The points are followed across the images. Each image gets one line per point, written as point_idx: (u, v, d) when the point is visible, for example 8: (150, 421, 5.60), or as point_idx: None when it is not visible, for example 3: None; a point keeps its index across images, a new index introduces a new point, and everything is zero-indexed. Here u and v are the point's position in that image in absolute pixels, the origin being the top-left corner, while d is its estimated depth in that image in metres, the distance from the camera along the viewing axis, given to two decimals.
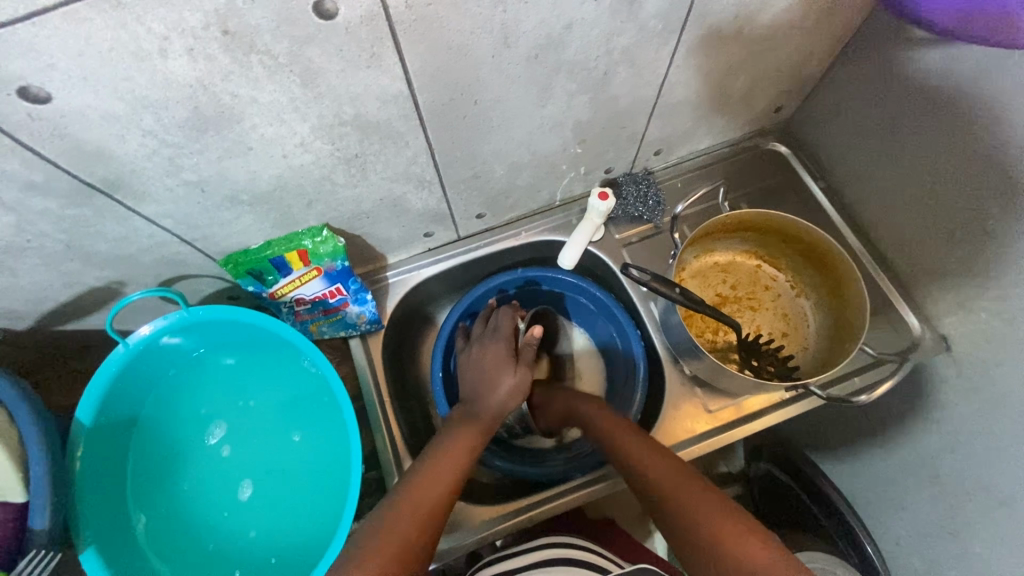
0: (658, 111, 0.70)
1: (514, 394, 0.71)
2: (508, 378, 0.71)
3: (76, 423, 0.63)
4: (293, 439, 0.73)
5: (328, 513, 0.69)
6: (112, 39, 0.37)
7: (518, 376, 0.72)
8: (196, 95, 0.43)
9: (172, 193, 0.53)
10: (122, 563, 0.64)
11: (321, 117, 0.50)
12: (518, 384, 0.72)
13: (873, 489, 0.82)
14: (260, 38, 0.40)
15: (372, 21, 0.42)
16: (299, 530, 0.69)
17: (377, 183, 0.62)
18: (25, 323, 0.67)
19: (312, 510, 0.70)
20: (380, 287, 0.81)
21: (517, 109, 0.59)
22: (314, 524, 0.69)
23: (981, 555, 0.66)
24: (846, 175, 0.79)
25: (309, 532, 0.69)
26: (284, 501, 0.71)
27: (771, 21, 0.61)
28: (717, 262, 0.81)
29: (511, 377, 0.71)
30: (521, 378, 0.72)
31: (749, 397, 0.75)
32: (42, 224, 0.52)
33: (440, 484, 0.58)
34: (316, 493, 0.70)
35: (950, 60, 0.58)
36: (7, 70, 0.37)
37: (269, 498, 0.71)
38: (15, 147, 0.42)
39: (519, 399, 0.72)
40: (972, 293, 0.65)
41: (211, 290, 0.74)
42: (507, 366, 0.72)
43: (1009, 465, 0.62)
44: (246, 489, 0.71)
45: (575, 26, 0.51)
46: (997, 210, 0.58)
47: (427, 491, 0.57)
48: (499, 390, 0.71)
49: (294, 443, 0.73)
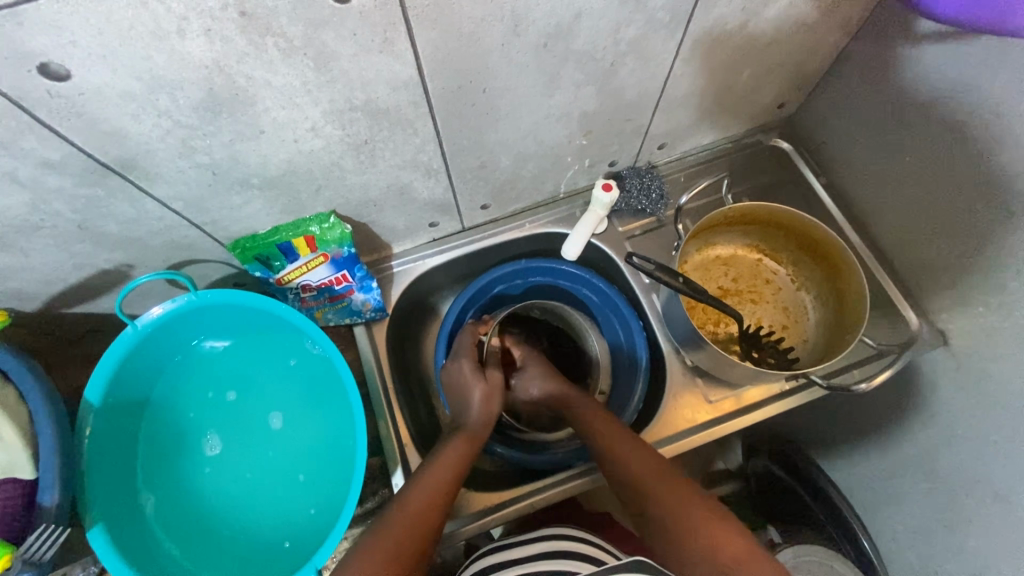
0: (663, 104, 0.71)
1: (486, 400, 0.73)
2: (476, 388, 0.74)
3: (85, 403, 0.64)
4: (300, 399, 0.74)
5: (337, 484, 0.70)
6: (132, 18, 0.37)
7: (487, 386, 0.74)
8: (212, 76, 0.43)
9: (184, 175, 0.54)
10: (130, 543, 0.65)
11: (332, 102, 0.50)
12: (491, 392, 0.74)
13: (871, 485, 0.83)
14: (277, 20, 0.41)
15: (385, 5, 0.43)
16: (310, 504, 0.70)
17: (384, 170, 0.63)
18: (34, 305, 0.68)
19: (322, 484, 0.71)
20: (385, 276, 0.82)
21: (524, 98, 0.60)
22: (328, 487, 0.70)
23: (976, 548, 0.66)
24: (847, 172, 0.80)
25: (324, 496, 0.70)
26: (296, 466, 0.72)
27: (776, 17, 0.62)
28: (718, 255, 0.81)
29: (479, 387, 0.74)
30: (493, 387, 0.75)
31: (748, 388, 0.76)
32: (56, 204, 0.52)
33: (435, 489, 0.61)
34: (329, 455, 0.72)
35: (950, 57, 0.59)
36: (28, 46, 0.37)
37: (283, 465, 0.72)
38: (33, 124, 0.43)
39: (495, 402, 0.74)
40: (971, 289, 0.65)
41: (219, 275, 0.75)
42: (474, 376, 0.75)
43: (1005, 456, 0.63)
44: (267, 449, 0.72)
45: (584, 17, 0.52)
46: (995, 207, 0.59)
47: (428, 494, 0.60)
48: (473, 399, 0.73)
49: (302, 403, 0.74)
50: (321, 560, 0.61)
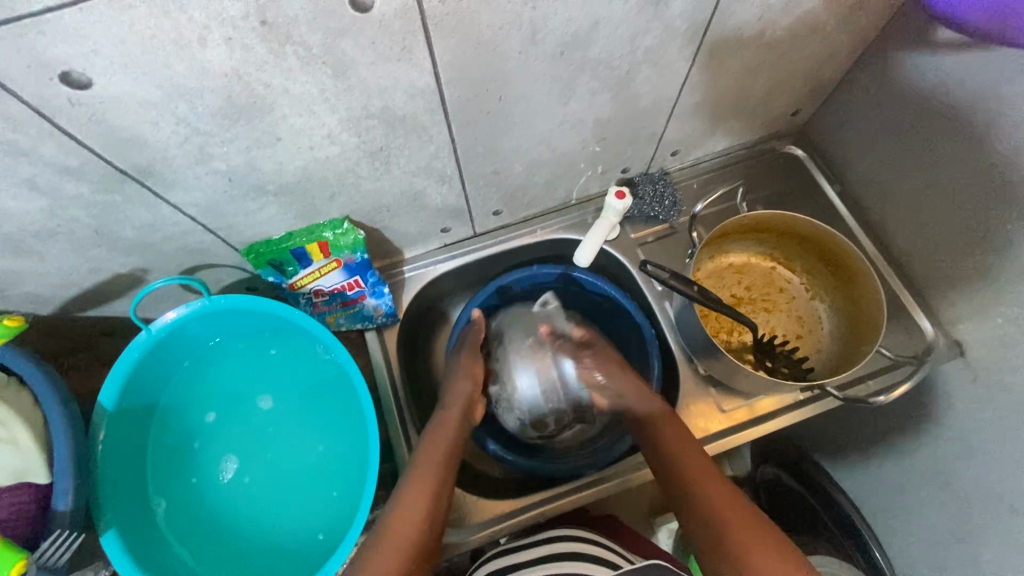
0: (677, 111, 0.70)
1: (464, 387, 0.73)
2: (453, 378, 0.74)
3: (99, 407, 0.64)
4: (309, 401, 0.74)
5: (350, 477, 0.71)
6: (154, 27, 0.37)
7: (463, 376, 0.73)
8: (231, 84, 0.43)
9: (201, 181, 0.54)
10: (141, 549, 0.65)
11: (350, 109, 0.50)
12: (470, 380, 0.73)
13: (884, 496, 0.82)
14: (296, 29, 0.41)
15: (405, 14, 0.43)
16: (328, 494, 0.71)
17: (399, 177, 0.63)
18: (48, 309, 0.68)
19: (336, 477, 0.71)
20: (397, 281, 0.82)
21: (540, 105, 0.59)
22: (339, 486, 0.71)
23: (991, 561, 0.66)
24: (863, 180, 0.79)
25: (335, 496, 0.70)
26: (305, 466, 0.72)
27: (794, 24, 0.61)
28: (731, 263, 0.81)
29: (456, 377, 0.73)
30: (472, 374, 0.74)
31: (761, 398, 0.76)
32: (74, 210, 0.53)
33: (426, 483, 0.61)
34: (339, 455, 0.72)
35: (970, 67, 0.58)
36: (51, 56, 0.37)
37: (292, 466, 0.72)
38: (54, 132, 0.43)
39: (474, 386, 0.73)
40: (989, 299, 0.64)
41: (231, 280, 0.75)
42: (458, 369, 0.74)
43: (1022, 471, 0.62)
44: (274, 451, 0.73)
45: (601, 25, 0.51)
46: (1013, 217, 0.59)
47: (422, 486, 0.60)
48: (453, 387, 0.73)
49: (311, 405, 0.74)
50: (334, 567, 0.61)
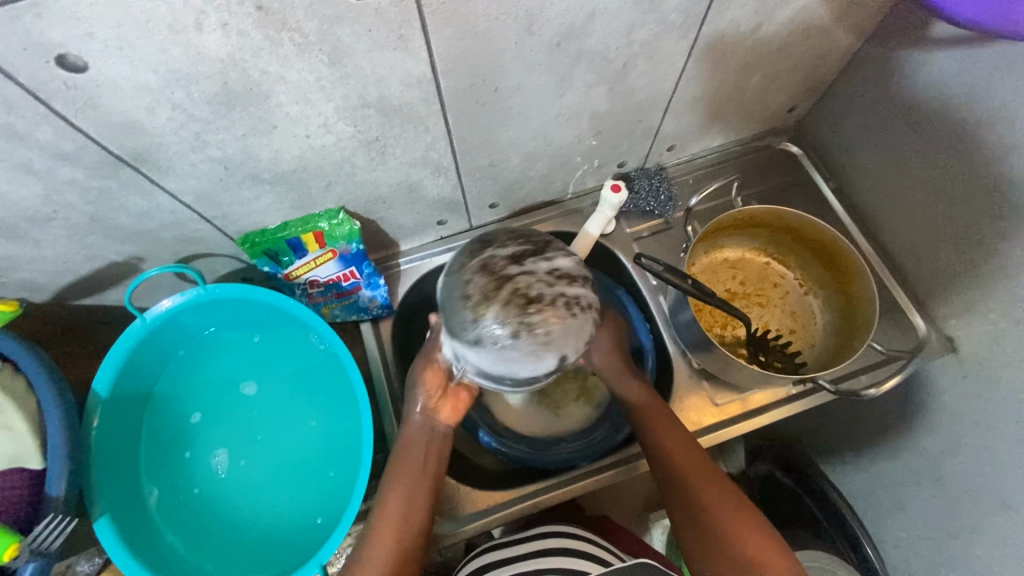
0: (674, 105, 0.71)
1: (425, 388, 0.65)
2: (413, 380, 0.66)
3: (93, 394, 0.64)
4: (301, 387, 0.75)
5: (342, 463, 0.71)
6: (151, 11, 0.37)
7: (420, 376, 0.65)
8: (226, 70, 0.44)
9: (196, 169, 0.54)
10: (134, 535, 0.65)
11: (346, 98, 0.51)
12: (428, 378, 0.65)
13: (876, 491, 0.83)
14: (293, 15, 0.41)
15: (401, 2, 0.43)
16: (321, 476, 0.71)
17: (395, 167, 0.63)
18: (43, 296, 0.68)
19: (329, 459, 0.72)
20: (393, 273, 0.82)
21: (536, 97, 0.60)
22: (332, 472, 0.71)
23: (981, 556, 0.66)
24: (859, 178, 0.79)
25: (328, 481, 0.71)
26: (298, 451, 0.73)
27: (789, 19, 0.61)
28: (726, 258, 0.81)
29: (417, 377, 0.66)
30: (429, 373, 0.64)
31: (754, 392, 0.76)
32: (69, 195, 0.53)
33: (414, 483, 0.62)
34: (332, 442, 0.72)
35: (965, 62, 0.58)
36: (47, 37, 0.37)
37: (285, 451, 0.73)
38: (49, 115, 0.43)
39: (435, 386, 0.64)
40: (981, 296, 0.65)
41: (227, 269, 0.76)
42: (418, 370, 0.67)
43: (1012, 466, 0.62)
44: (267, 437, 0.73)
45: (598, 16, 0.52)
46: (1005, 214, 0.59)
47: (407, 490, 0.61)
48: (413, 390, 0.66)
49: (304, 392, 0.75)
50: (325, 555, 0.61)
